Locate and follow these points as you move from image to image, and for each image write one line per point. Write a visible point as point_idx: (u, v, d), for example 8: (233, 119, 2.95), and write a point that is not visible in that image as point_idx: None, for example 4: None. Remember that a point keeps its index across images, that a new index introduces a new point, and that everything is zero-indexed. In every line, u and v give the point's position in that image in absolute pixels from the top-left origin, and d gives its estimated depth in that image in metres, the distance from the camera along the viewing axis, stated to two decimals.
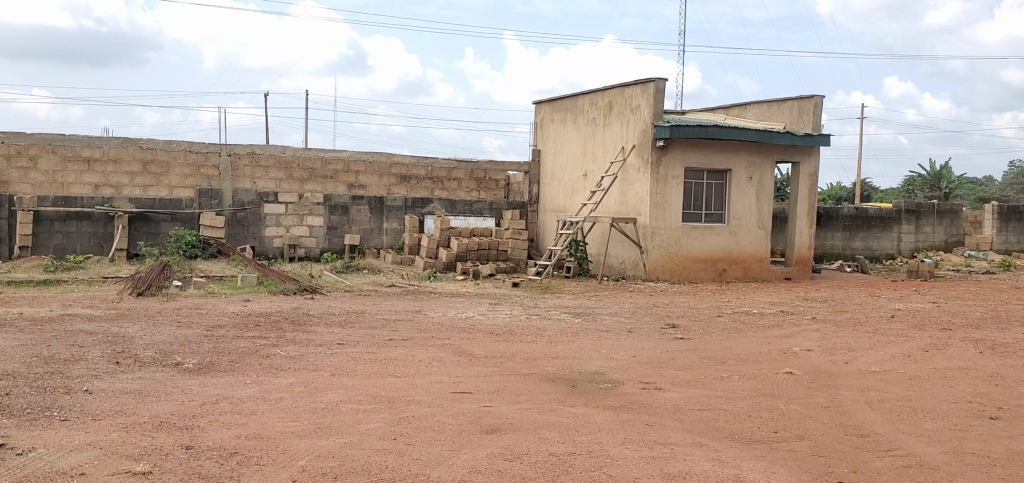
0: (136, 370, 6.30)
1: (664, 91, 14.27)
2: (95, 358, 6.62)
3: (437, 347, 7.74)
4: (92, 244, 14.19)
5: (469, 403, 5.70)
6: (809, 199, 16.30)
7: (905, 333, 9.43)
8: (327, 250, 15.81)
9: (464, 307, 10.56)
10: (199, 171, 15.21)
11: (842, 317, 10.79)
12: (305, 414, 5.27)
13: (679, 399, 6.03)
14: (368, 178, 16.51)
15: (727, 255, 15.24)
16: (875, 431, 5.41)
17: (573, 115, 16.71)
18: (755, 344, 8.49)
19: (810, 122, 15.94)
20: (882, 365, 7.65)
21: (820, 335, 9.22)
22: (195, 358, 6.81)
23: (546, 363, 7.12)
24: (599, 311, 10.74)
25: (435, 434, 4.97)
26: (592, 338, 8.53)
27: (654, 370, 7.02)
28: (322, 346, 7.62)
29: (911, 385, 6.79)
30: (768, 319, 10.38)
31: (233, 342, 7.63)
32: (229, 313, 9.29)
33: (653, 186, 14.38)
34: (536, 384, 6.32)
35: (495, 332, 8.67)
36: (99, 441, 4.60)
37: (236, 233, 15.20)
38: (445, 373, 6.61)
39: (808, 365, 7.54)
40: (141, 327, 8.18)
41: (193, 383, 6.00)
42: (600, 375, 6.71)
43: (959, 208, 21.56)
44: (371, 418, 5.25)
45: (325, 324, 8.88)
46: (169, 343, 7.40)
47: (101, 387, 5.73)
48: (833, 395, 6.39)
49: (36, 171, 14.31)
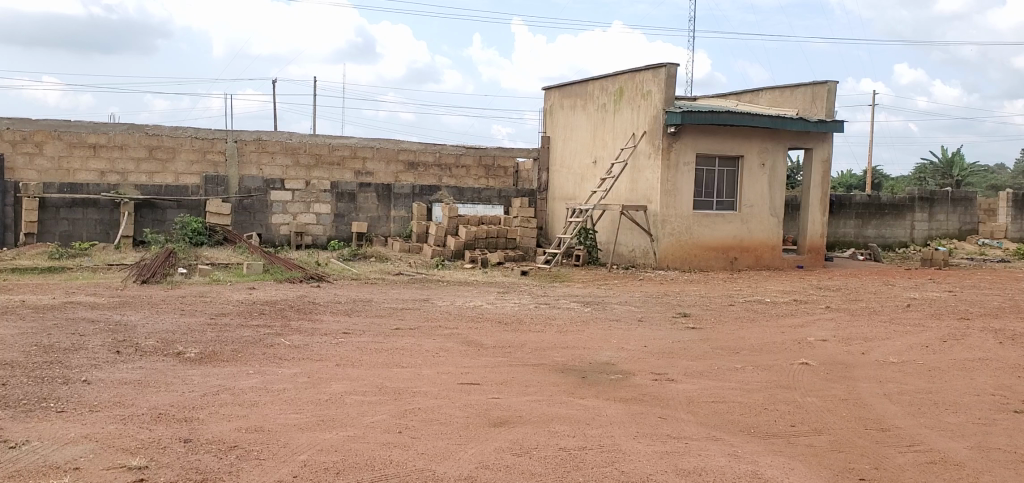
0: (137, 360, 6.17)
1: (675, 77, 14.03)
2: (96, 347, 6.50)
3: (444, 337, 7.57)
4: (97, 231, 14.15)
5: (477, 395, 5.55)
6: (822, 186, 16.05)
7: (923, 323, 9.22)
8: (335, 237, 15.70)
9: (472, 296, 10.39)
10: (205, 157, 15.06)
11: (857, 306, 10.58)
12: (308, 407, 5.13)
13: (693, 390, 5.87)
14: (376, 164, 16.32)
15: (738, 244, 15.02)
16: (896, 425, 5.24)
17: (584, 101, 16.47)
18: (769, 334, 8.32)
19: (823, 108, 15.67)
20: (901, 356, 7.45)
21: (836, 325, 9.03)
22: (197, 348, 6.66)
23: (556, 353, 6.95)
24: (609, 300, 10.55)
25: (441, 427, 4.82)
26: (602, 328, 8.36)
27: (666, 361, 6.85)
28: (327, 336, 7.48)
29: (931, 377, 6.59)
30: (781, 309, 10.18)
31: (236, 331, 7.50)
32: (234, 302, 9.15)
33: (664, 173, 14.18)
34: (545, 375, 6.16)
35: (503, 321, 8.52)
36: (94, 434, 4.48)
37: (242, 221, 15.12)
38: (452, 363, 6.46)
39: (824, 356, 7.36)
40: (143, 314, 8.08)
41: (194, 374, 5.86)
42: (611, 366, 6.54)
43: (974, 196, 21.32)
44: (376, 411, 5.10)
45: (331, 312, 8.76)
46: (171, 332, 7.27)
47: (99, 378, 5.60)
48: (851, 386, 6.22)
49: (42, 157, 14.19)
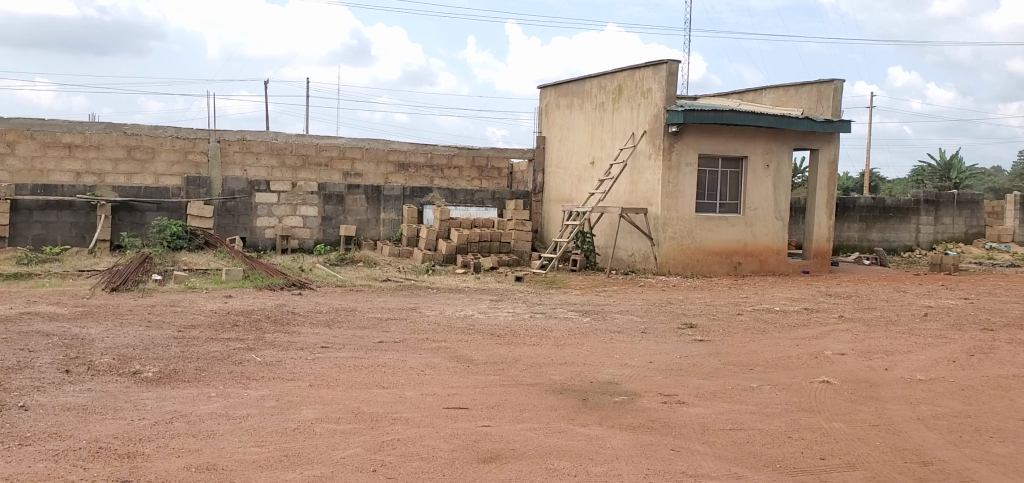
0: (87, 380, 5.51)
1: (677, 74, 13.43)
2: (44, 365, 5.84)
3: (431, 351, 6.93)
4: (73, 235, 13.49)
5: (464, 422, 4.92)
6: (828, 189, 15.43)
7: (944, 335, 8.62)
8: (322, 241, 15.07)
9: (462, 305, 9.73)
10: (187, 157, 14.42)
11: (872, 315, 9.97)
12: (272, 438, 4.51)
13: (706, 415, 5.25)
14: (365, 165, 15.70)
15: (743, 248, 14.42)
16: (938, 457, 4.65)
17: (580, 100, 15.90)
18: (781, 347, 7.73)
19: (830, 108, 15.09)
20: (927, 372, 6.85)
21: (852, 336, 8.43)
22: (156, 366, 6.00)
23: (553, 371, 6.33)
24: (609, 309, 9.90)
25: (422, 463, 4.20)
26: (603, 340, 7.73)
27: (674, 379, 6.23)
28: (303, 350, 6.86)
29: (966, 398, 5.99)
30: (792, 318, 9.56)
31: (204, 346, 6.85)
32: (207, 311, 8.51)
33: (664, 174, 13.58)
34: (542, 397, 5.53)
35: (496, 333, 7.89)
36: (18, 474, 3.84)
37: (225, 224, 14.47)
38: (438, 383, 5.83)
39: (845, 373, 6.75)
40: (105, 327, 7.42)
41: (148, 397, 5.22)
42: (615, 386, 5.91)
43: (980, 199, 20.80)
44: (349, 443, 4.48)
45: (310, 324, 8.12)
46: (132, 346, 6.62)
47: (40, 403, 4.95)
48: (880, 410, 5.61)
49: (15, 157, 13.54)
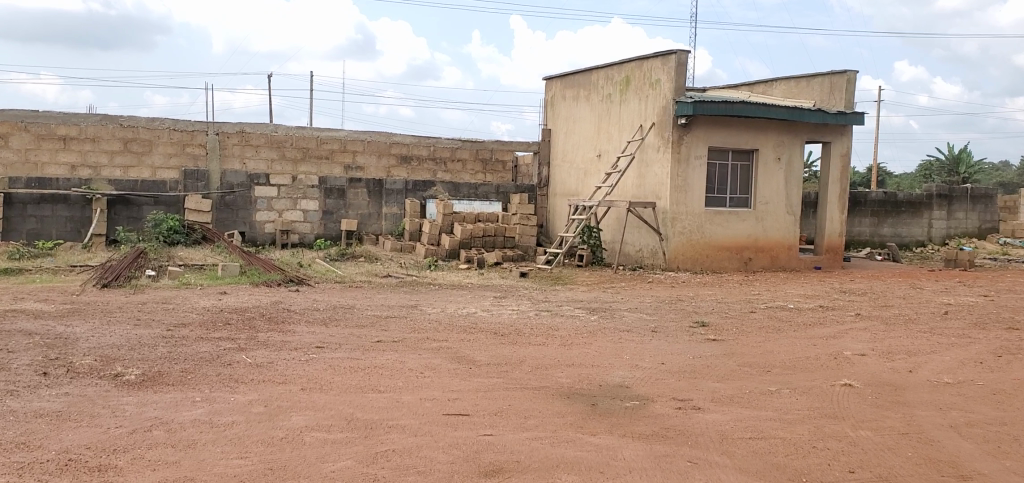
0: (65, 384, 5.19)
1: (686, 65, 13.06)
2: (21, 367, 5.51)
3: (431, 352, 6.60)
4: (68, 229, 13.19)
5: (464, 430, 4.58)
6: (840, 183, 15.04)
7: (967, 334, 8.24)
8: (323, 236, 14.75)
9: (465, 302, 9.40)
10: (184, 149, 14.09)
11: (889, 314, 9.59)
12: (257, 448, 4.18)
13: (723, 423, 4.91)
14: (367, 158, 15.36)
15: (753, 243, 14.04)
16: (978, 471, 4.30)
17: (586, 92, 15.53)
18: (799, 347, 7.37)
19: (842, 99, 14.70)
20: (954, 375, 6.48)
21: (871, 336, 8.06)
22: (140, 369, 5.67)
23: (560, 373, 5.98)
24: (617, 306, 9.54)
25: (418, 478, 3.86)
26: (612, 340, 7.38)
27: (688, 382, 5.88)
28: (297, 351, 6.52)
29: (998, 403, 5.64)
30: (807, 316, 9.20)
31: (193, 346, 6.52)
32: (199, 309, 8.18)
33: (674, 167, 13.21)
34: (548, 403, 5.19)
35: (500, 332, 7.54)
36: None
37: (225, 218, 14.15)
38: (437, 387, 5.49)
39: (868, 375, 6.39)
40: (91, 326, 7.09)
41: (127, 403, 4.88)
42: (626, 390, 5.57)
43: (994, 193, 20.33)
44: (341, 454, 4.15)
45: (307, 322, 7.78)
46: (117, 347, 6.30)
47: (10, 409, 4.63)
48: (908, 416, 5.25)
49: (8, 149, 13.21)
